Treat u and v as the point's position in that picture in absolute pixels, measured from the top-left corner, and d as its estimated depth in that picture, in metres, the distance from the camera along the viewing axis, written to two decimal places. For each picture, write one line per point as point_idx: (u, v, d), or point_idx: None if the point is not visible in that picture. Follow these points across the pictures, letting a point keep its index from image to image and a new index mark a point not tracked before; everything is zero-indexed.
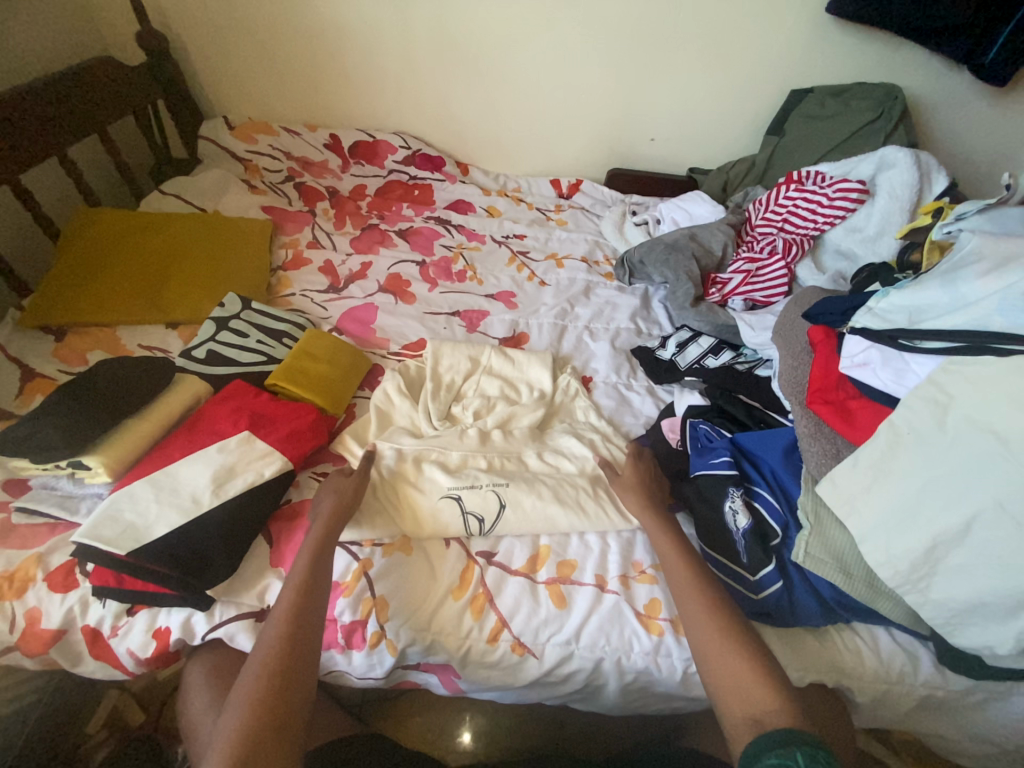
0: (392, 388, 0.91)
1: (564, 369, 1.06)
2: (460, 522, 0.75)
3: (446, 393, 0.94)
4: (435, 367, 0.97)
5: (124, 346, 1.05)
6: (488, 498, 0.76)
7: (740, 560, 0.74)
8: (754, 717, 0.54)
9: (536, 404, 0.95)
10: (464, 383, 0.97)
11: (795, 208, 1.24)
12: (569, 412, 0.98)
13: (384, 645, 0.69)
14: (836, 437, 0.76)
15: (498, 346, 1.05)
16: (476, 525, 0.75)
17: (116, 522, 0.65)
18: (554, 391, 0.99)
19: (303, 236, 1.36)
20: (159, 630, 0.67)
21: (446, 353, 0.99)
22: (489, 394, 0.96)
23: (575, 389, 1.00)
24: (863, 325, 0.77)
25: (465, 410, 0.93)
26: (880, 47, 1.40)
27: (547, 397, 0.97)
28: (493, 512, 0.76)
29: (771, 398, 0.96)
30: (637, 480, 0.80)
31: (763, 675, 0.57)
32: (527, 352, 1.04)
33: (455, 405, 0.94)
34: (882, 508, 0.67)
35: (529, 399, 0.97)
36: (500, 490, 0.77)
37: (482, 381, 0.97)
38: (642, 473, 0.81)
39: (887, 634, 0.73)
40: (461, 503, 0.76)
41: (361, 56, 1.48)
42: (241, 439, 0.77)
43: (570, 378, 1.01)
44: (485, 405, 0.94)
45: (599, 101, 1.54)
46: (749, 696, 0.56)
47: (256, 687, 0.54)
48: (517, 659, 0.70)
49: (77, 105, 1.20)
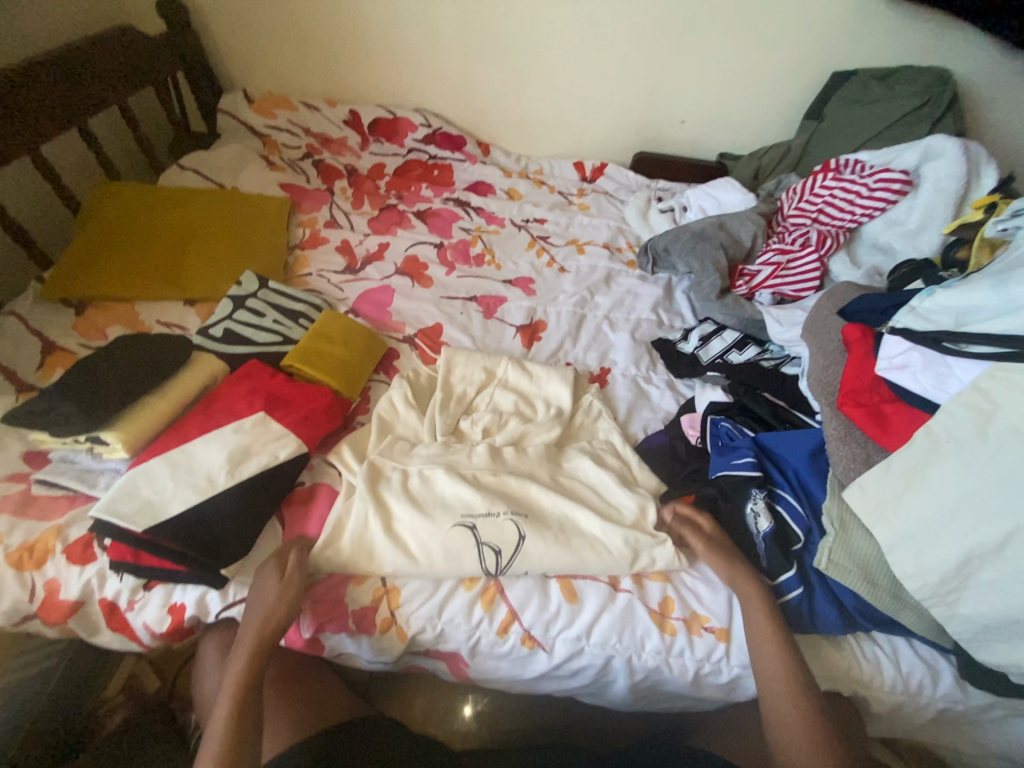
0: (397, 398, 0.86)
1: (586, 387, 0.98)
2: (475, 558, 0.69)
3: (456, 405, 0.88)
4: (447, 378, 0.91)
5: (142, 322, 1.05)
6: (505, 529, 0.70)
7: (760, 563, 0.72)
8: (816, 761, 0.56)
9: (552, 422, 0.87)
10: (477, 396, 0.90)
11: (831, 198, 1.18)
12: (590, 433, 0.90)
13: (394, 631, 0.69)
14: (867, 442, 0.73)
15: (515, 357, 0.98)
16: (492, 559, 0.69)
17: (133, 498, 0.66)
18: (574, 409, 0.92)
19: (321, 214, 1.35)
20: (174, 606, 0.68)
21: (460, 361, 0.92)
22: (502, 409, 0.89)
23: (598, 410, 0.92)
24: (903, 325, 0.73)
25: (473, 425, 0.86)
26: (933, 26, 1.31)
27: (564, 417, 0.89)
28: (511, 544, 0.70)
29: (797, 397, 0.93)
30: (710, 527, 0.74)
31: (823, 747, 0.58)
32: (546, 365, 0.96)
33: (464, 419, 0.87)
34: (913, 517, 0.64)
35: (545, 417, 0.89)
36: (518, 521, 0.71)
37: (496, 395, 0.90)
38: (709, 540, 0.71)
39: (908, 645, 0.71)
40: (475, 535, 0.70)
41: (383, 28, 1.43)
42: (256, 420, 0.76)
43: (593, 397, 0.93)
44: (495, 422, 0.87)
45: (628, 80, 1.47)
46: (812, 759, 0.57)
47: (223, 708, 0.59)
48: (527, 652, 0.69)
49: (97, 74, 1.18)
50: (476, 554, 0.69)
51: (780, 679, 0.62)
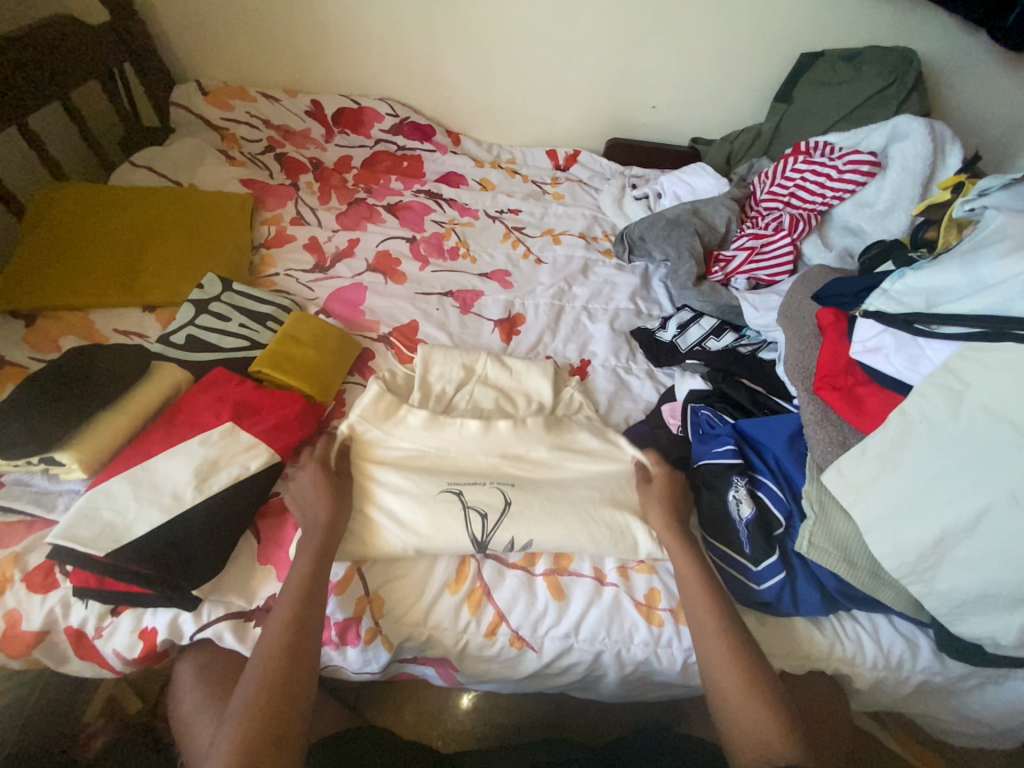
0: (373, 399, 0.83)
1: (567, 379, 0.97)
2: (461, 523, 0.69)
3: (435, 405, 0.85)
4: (424, 376, 0.88)
5: (99, 331, 0.99)
6: (493, 493, 0.71)
7: (742, 551, 0.72)
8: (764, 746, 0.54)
9: (534, 417, 0.86)
10: (456, 393, 0.88)
11: (803, 181, 1.18)
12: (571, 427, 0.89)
13: (379, 640, 0.67)
14: (843, 425, 0.73)
15: (494, 352, 0.96)
16: (478, 523, 0.69)
17: (93, 522, 0.62)
18: (555, 404, 0.91)
19: (286, 211, 1.29)
20: (145, 630, 0.65)
21: (437, 360, 0.90)
22: (482, 406, 0.87)
23: (579, 403, 0.91)
24: (876, 308, 0.73)
25: (454, 423, 0.84)
26: (896, 6, 1.32)
27: (546, 410, 0.88)
28: (498, 507, 0.70)
29: (775, 382, 0.93)
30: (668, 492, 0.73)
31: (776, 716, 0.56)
32: (526, 359, 0.95)
33: (444, 418, 0.85)
34: (889, 497, 0.65)
35: (527, 412, 0.88)
36: (505, 488, 0.72)
37: (476, 392, 0.88)
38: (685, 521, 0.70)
39: (888, 621, 0.72)
40: (462, 501, 0.70)
41: (342, 13, 1.37)
42: (224, 431, 0.73)
43: (573, 390, 0.92)
44: (476, 420, 0.85)
45: (598, 64, 1.44)
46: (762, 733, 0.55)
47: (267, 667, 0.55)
48: (516, 653, 0.69)
49: (35, 67, 1.10)
50: (463, 519, 0.69)
51: (727, 668, 0.60)
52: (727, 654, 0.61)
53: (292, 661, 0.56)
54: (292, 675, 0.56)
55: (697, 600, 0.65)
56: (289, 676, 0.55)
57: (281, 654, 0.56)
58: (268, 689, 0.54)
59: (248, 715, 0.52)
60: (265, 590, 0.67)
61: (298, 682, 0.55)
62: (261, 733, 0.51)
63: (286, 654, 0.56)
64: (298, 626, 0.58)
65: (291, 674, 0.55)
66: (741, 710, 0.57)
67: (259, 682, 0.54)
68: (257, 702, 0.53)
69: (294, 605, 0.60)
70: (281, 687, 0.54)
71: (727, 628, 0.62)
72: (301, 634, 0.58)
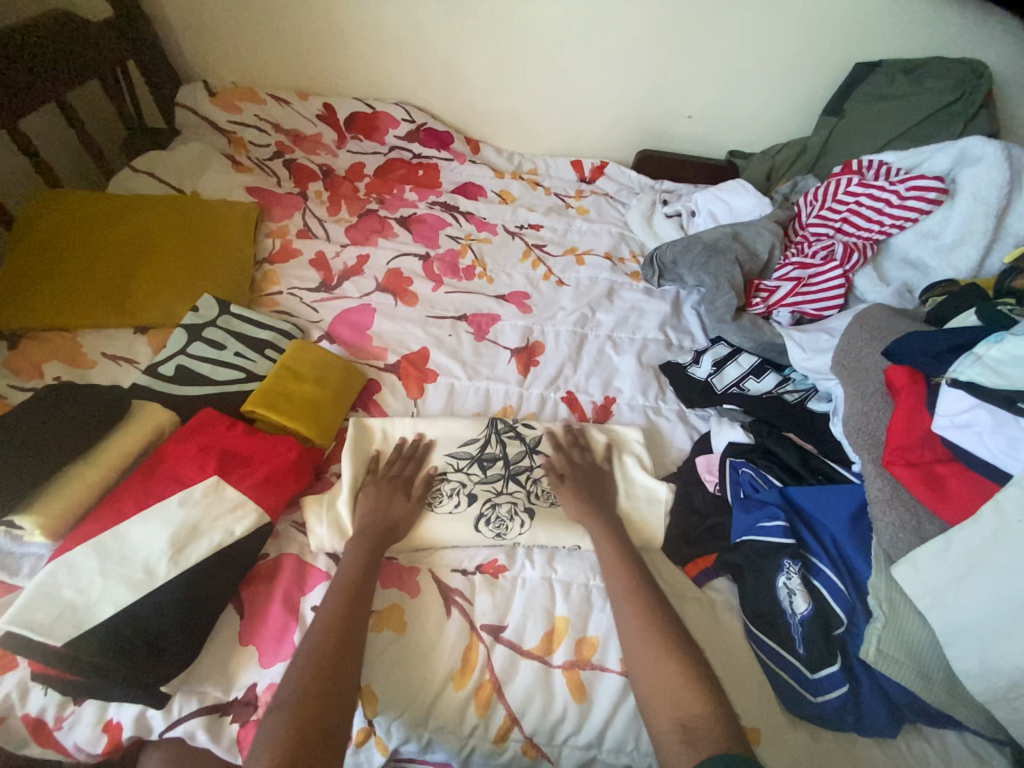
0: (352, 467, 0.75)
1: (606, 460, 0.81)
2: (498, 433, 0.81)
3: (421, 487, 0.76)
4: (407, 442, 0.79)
5: (86, 355, 0.92)
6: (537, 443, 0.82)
7: (795, 651, 0.62)
8: (681, 722, 0.52)
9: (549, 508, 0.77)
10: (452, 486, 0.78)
11: (857, 206, 1.07)
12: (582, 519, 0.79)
13: (373, 741, 0.59)
14: (916, 507, 0.63)
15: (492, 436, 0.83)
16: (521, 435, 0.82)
17: (52, 602, 0.55)
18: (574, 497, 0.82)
19: (293, 223, 1.21)
20: (109, 723, 0.57)
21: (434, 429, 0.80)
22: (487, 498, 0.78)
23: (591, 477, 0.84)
24: (969, 378, 0.61)
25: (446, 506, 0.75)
26: (965, 14, 1.19)
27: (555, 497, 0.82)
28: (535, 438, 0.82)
29: (828, 441, 0.83)
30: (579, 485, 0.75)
31: (692, 678, 0.55)
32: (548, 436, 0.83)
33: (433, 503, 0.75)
34: (979, 609, 0.55)
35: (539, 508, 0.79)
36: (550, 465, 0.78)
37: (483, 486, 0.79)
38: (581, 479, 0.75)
39: (960, 738, 0.63)
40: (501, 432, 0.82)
41: (358, 11, 1.28)
42: (208, 488, 0.65)
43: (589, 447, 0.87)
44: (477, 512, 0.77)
45: (630, 69, 1.34)
46: (680, 700, 0.54)
47: (325, 636, 0.56)
48: (528, 762, 0.60)
49: (26, 66, 1.02)
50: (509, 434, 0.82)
51: (649, 651, 0.58)
52: (656, 654, 0.57)
53: (318, 717, 0.51)
54: (330, 719, 0.51)
55: (612, 572, 0.65)
56: (323, 725, 0.51)
57: (326, 663, 0.54)
58: (296, 730, 0.49)
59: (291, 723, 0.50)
60: (246, 677, 0.59)
61: (326, 733, 0.50)
62: (302, 727, 0.50)
63: (318, 701, 0.52)
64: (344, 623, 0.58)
65: (340, 653, 0.55)
66: (651, 667, 0.56)
67: (286, 726, 0.49)
68: (286, 746, 0.48)
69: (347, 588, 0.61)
70: (313, 738, 0.49)
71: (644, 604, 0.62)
72: (340, 671, 0.54)
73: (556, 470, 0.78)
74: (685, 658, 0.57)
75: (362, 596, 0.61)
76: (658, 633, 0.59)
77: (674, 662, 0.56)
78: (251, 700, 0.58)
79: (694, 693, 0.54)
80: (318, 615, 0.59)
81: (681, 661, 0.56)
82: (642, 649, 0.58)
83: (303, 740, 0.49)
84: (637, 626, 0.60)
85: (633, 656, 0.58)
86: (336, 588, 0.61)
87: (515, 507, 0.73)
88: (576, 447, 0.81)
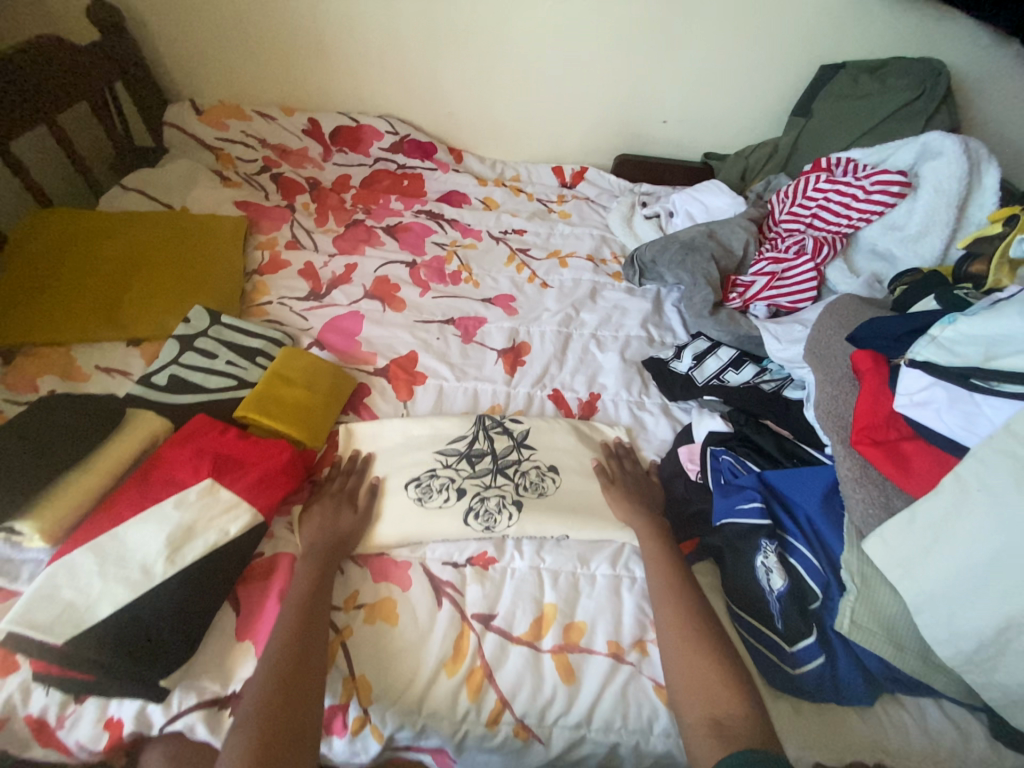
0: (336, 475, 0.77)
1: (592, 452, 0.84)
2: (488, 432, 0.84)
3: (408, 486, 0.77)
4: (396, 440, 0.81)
5: (79, 368, 0.94)
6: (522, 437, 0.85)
7: (774, 626, 0.65)
8: (714, 718, 0.55)
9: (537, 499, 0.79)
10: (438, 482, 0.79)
11: (826, 202, 1.11)
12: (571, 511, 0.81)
13: (369, 730, 0.61)
14: (885, 484, 0.66)
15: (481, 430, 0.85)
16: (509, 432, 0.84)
17: (52, 603, 0.56)
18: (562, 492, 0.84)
19: (282, 235, 1.24)
20: (110, 720, 0.58)
21: (423, 429, 0.82)
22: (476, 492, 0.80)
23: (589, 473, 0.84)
24: (924, 357, 0.65)
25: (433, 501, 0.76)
26: (922, 16, 1.25)
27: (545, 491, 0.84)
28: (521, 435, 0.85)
29: (803, 426, 0.86)
30: (629, 492, 0.78)
31: (726, 675, 0.58)
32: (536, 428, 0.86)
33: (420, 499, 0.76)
34: (944, 577, 0.58)
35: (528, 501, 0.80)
36: (537, 460, 0.81)
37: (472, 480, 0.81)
38: (632, 486, 0.79)
39: (937, 705, 0.65)
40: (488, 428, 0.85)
41: (340, 28, 1.32)
42: (202, 490, 0.67)
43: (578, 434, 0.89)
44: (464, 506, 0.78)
45: (606, 77, 1.38)
46: (715, 696, 0.56)
47: (283, 649, 0.58)
48: (521, 745, 0.62)
49: (16, 90, 1.05)
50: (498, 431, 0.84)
51: (686, 651, 0.60)
52: (697, 655, 0.59)
53: (282, 722, 0.53)
54: (295, 728, 0.53)
55: (656, 576, 0.68)
56: (288, 733, 0.52)
57: (287, 673, 0.56)
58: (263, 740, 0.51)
59: (257, 734, 0.51)
60: (242, 670, 0.60)
61: (294, 739, 0.52)
62: (267, 737, 0.51)
63: (280, 710, 0.53)
64: (302, 634, 0.59)
65: (301, 662, 0.57)
66: (688, 665, 0.59)
67: (250, 737, 0.51)
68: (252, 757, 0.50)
69: (302, 598, 0.62)
70: (280, 745, 0.51)
71: (684, 607, 0.64)
72: (302, 679, 0.56)
73: (542, 466, 0.80)
74: (716, 655, 0.59)
75: (318, 605, 0.62)
76: (696, 636, 0.61)
77: (707, 664, 0.59)
78: None
79: (729, 692, 0.56)
80: (277, 628, 0.60)
81: (714, 659, 0.59)
82: (680, 649, 0.61)
83: (269, 749, 0.51)
84: (672, 627, 0.62)
85: (670, 655, 0.61)
86: (289, 612, 0.61)
87: (504, 499, 0.75)
88: (561, 442, 0.83)
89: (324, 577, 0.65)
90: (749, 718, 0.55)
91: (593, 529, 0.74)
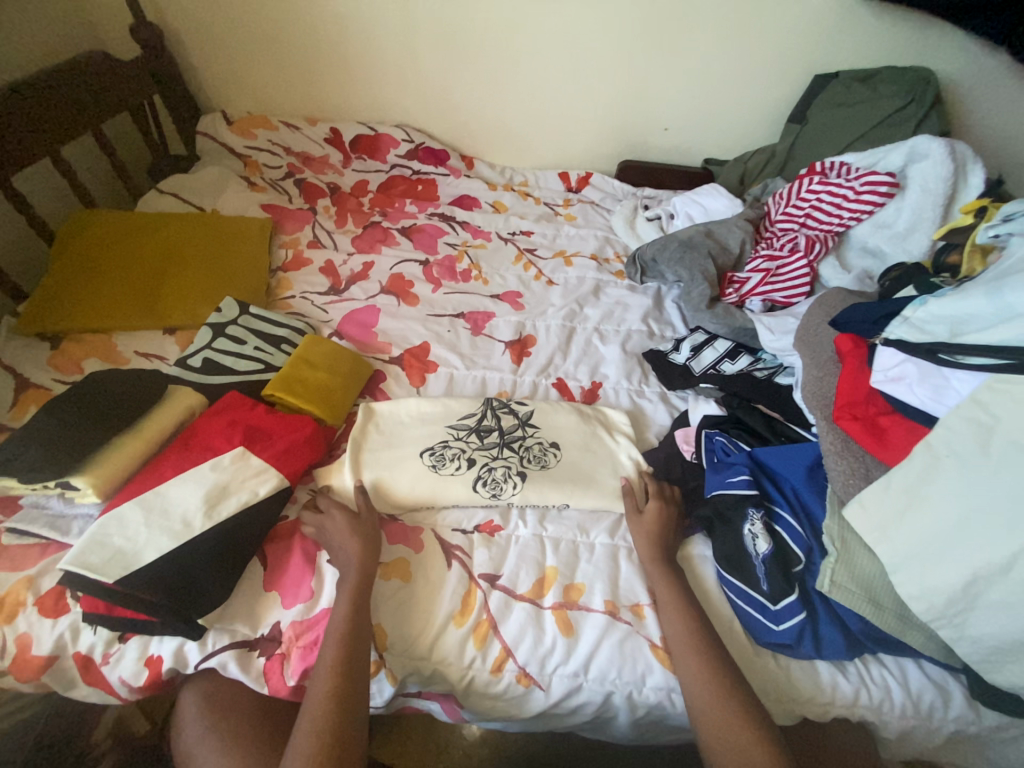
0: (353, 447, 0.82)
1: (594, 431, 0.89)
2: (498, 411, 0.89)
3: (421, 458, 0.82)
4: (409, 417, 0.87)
5: (120, 353, 1.02)
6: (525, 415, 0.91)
7: (760, 587, 0.69)
8: None
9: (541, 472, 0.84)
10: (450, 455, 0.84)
11: (818, 202, 1.17)
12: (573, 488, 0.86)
13: (384, 673, 0.67)
14: (864, 456, 0.71)
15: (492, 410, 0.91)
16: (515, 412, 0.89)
17: (104, 548, 0.63)
18: None
19: (303, 235, 1.32)
20: (151, 658, 0.65)
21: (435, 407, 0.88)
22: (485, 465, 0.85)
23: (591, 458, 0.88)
24: (897, 336, 0.71)
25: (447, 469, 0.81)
26: (912, 28, 1.31)
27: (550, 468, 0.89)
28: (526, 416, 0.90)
29: (793, 409, 0.91)
30: (655, 526, 0.75)
31: (752, 729, 0.58)
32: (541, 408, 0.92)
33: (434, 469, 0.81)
34: (917, 537, 0.62)
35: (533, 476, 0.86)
36: (541, 437, 0.86)
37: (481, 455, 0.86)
38: (661, 518, 0.75)
39: (917, 667, 0.69)
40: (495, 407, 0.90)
41: (361, 44, 1.42)
42: (235, 456, 0.74)
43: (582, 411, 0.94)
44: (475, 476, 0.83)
45: (610, 88, 1.46)
46: (741, 748, 0.57)
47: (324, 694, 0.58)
48: (522, 690, 0.67)
49: (68, 102, 1.15)
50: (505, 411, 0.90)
51: (711, 701, 0.60)
52: (724, 711, 0.59)
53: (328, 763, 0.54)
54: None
55: (675, 623, 0.66)
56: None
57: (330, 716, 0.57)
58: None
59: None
60: (271, 617, 0.67)
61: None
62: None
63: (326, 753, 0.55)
64: (343, 679, 0.59)
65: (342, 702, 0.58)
66: (717, 723, 0.59)
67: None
68: None
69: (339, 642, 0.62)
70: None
71: (707, 654, 0.63)
72: (346, 718, 0.57)
73: (545, 442, 0.85)
74: (744, 704, 0.60)
75: (355, 644, 0.62)
76: (726, 690, 0.61)
77: (736, 718, 0.59)
78: (276, 636, 0.66)
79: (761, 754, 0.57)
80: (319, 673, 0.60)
81: (741, 708, 0.59)
82: (706, 705, 0.60)
83: None
84: (699, 679, 0.62)
85: (694, 700, 0.61)
86: (329, 655, 0.61)
87: (509, 471, 0.80)
88: (562, 422, 0.88)
89: (358, 617, 0.64)
90: (777, 766, 0.56)
91: (592, 499, 0.79)
